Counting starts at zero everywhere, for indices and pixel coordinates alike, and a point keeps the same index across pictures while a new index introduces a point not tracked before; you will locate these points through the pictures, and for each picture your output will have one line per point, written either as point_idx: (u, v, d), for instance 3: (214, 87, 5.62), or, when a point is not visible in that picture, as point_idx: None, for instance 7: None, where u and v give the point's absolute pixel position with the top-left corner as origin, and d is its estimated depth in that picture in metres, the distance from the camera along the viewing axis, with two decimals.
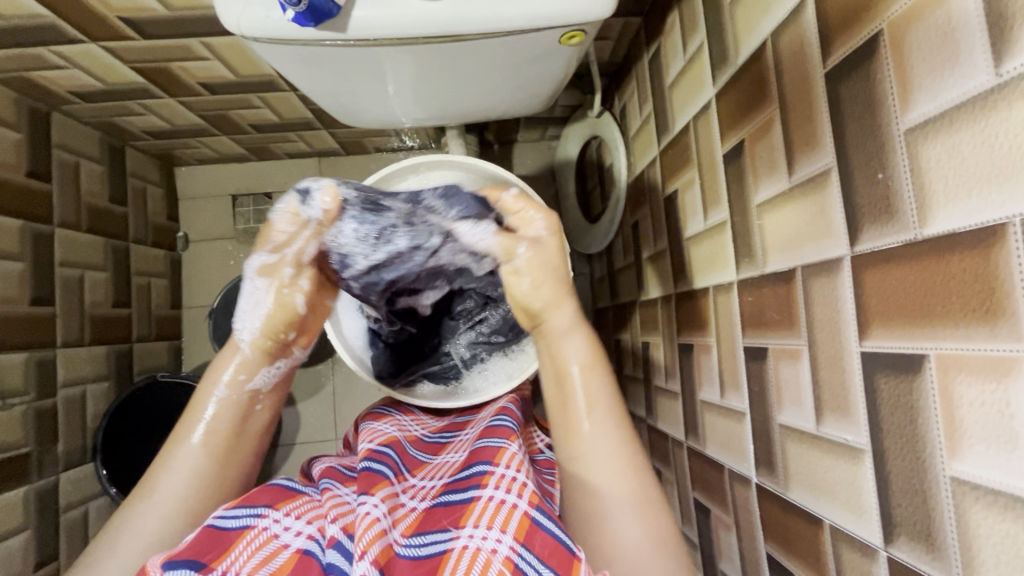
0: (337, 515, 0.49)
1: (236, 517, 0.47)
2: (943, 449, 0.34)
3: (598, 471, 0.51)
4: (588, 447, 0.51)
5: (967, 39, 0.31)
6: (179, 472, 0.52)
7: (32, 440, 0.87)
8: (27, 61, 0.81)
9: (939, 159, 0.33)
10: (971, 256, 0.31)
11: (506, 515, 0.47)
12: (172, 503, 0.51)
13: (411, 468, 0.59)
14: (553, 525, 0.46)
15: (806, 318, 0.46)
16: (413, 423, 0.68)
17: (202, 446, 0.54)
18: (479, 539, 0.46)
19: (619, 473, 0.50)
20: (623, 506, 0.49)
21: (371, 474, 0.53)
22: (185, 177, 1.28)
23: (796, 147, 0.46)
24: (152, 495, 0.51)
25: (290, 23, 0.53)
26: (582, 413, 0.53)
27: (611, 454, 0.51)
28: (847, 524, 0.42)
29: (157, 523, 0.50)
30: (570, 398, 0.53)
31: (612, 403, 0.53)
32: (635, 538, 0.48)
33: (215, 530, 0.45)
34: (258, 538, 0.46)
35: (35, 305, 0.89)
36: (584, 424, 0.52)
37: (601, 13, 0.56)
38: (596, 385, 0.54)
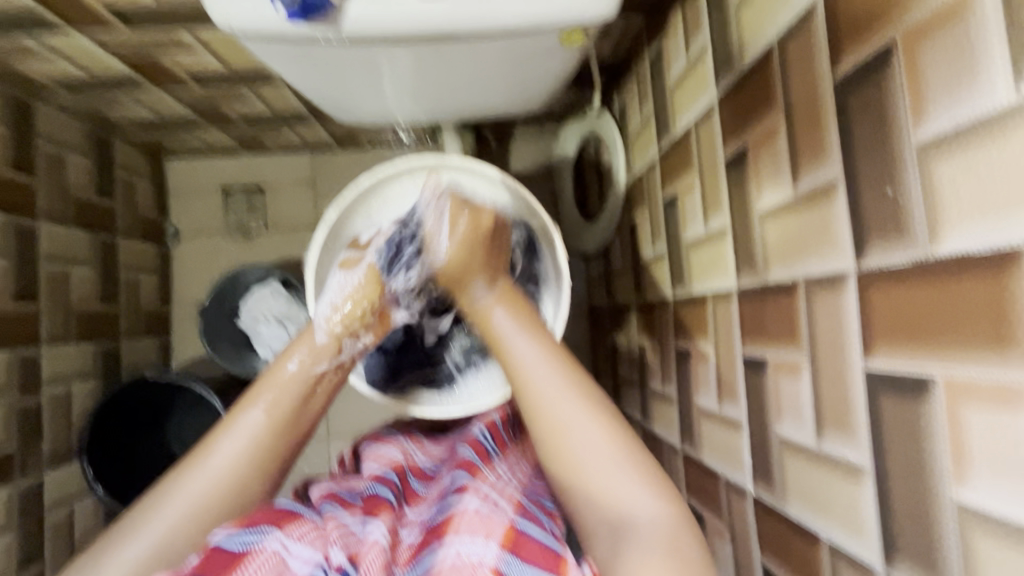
0: (344, 541, 0.47)
1: (243, 541, 0.46)
2: (950, 474, 0.33)
3: (546, 404, 0.51)
4: (531, 382, 0.52)
5: (987, 54, 0.29)
6: (243, 430, 0.53)
7: (15, 439, 0.85)
8: (9, 50, 0.78)
9: (952, 177, 0.32)
10: (984, 278, 0.30)
11: (490, 526, 0.47)
12: (219, 475, 0.52)
13: (410, 500, 0.59)
14: (536, 533, 0.48)
15: (808, 331, 0.45)
16: (416, 449, 0.68)
17: (265, 417, 0.54)
18: (464, 546, 0.45)
19: (572, 404, 0.50)
20: (581, 436, 0.49)
21: (374, 498, 0.56)
22: (175, 170, 1.25)
23: (802, 156, 0.45)
24: (204, 461, 0.52)
25: (283, 21, 0.52)
26: (520, 350, 0.54)
27: (554, 386, 0.51)
28: (845, 542, 0.42)
29: (198, 493, 0.51)
30: (504, 338, 0.55)
31: (545, 344, 0.54)
32: (593, 460, 0.48)
33: (220, 552, 0.45)
34: (266, 562, 0.45)
35: (19, 302, 0.87)
36: (519, 353, 0.54)
37: (606, 13, 0.54)
38: (519, 322, 0.55)
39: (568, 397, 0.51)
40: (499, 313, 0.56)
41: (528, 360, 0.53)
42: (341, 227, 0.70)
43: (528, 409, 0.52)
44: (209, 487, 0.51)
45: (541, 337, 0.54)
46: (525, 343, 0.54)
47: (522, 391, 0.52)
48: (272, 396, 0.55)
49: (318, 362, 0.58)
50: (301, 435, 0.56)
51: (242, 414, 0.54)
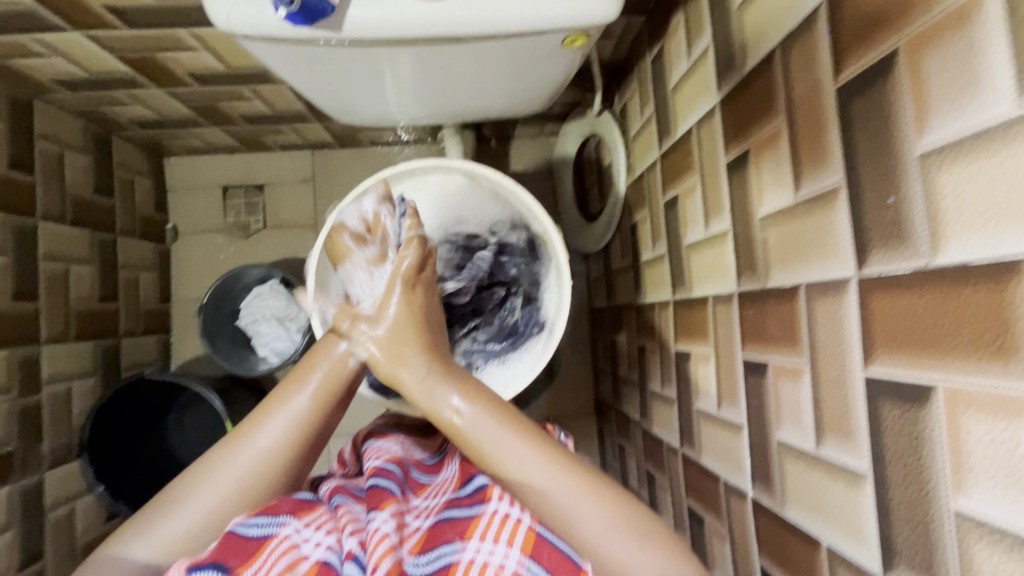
0: (353, 529, 0.48)
1: (258, 524, 0.46)
2: (948, 482, 0.33)
3: (540, 493, 0.47)
4: (517, 475, 0.48)
5: (990, 66, 0.29)
6: (287, 413, 0.52)
7: (15, 438, 0.85)
8: (8, 49, 0.78)
9: (954, 186, 0.32)
10: (985, 289, 0.30)
11: (512, 530, 0.47)
12: (261, 457, 0.51)
13: (415, 488, 0.58)
14: (558, 538, 0.47)
15: (809, 337, 0.45)
16: (415, 445, 0.67)
17: (311, 402, 0.53)
18: (485, 554, 0.46)
19: (565, 488, 0.47)
20: (583, 522, 0.45)
21: (378, 491, 0.53)
22: (174, 168, 1.25)
23: (803, 162, 0.45)
24: (247, 441, 0.51)
25: (283, 22, 0.51)
26: (493, 442, 0.49)
27: (541, 470, 0.47)
28: (844, 546, 0.42)
29: (241, 473, 0.50)
30: (472, 435, 0.50)
31: (517, 430, 0.49)
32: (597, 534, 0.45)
33: (237, 536, 0.45)
34: (280, 547, 0.45)
35: (18, 301, 0.87)
36: (488, 442, 0.49)
37: (608, 16, 0.54)
38: (485, 410, 0.51)
39: (559, 479, 0.47)
40: (458, 406, 0.51)
41: (503, 452, 0.48)
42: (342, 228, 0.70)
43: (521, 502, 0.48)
44: (252, 469, 0.51)
45: (510, 421, 0.50)
46: (497, 435, 0.49)
47: (507, 484, 0.48)
48: (321, 382, 0.54)
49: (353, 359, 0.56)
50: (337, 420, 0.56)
51: (286, 399, 0.53)
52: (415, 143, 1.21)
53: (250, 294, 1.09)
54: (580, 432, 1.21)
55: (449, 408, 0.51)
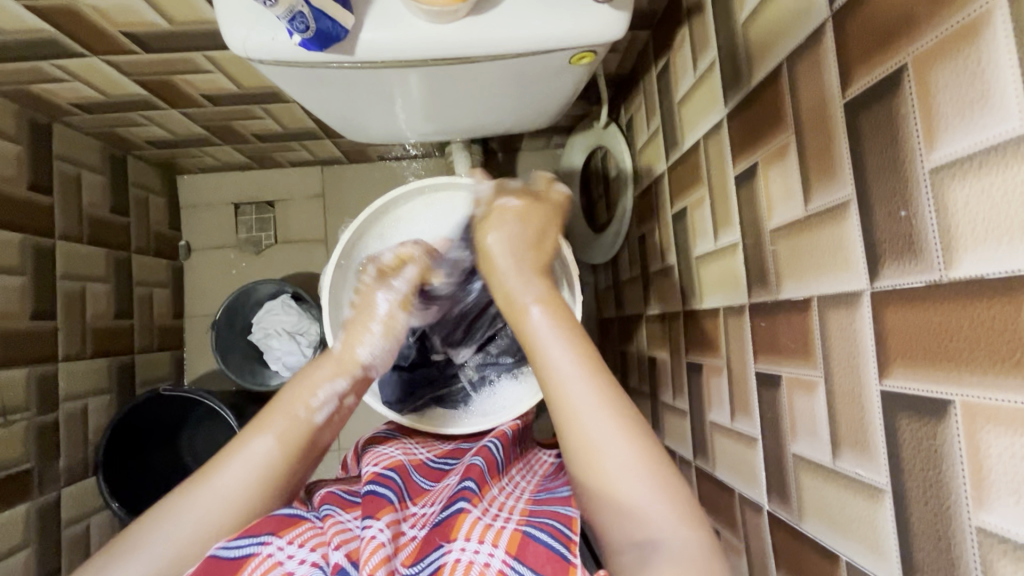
0: (340, 542, 0.48)
1: (238, 547, 0.47)
2: (969, 497, 0.33)
3: (576, 416, 0.49)
4: (557, 376, 0.51)
5: (997, 85, 0.30)
6: (248, 461, 0.52)
7: (33, 456, 0.86)
8: (28, 74, 0.80)
9: (966, 200, 0.32)
10: (1001, 302, 0.30)
11: (497, 532, 0.48)
12: (227, 500, 0.51)
13: (414, 495, 0.58)
14: (544, 536, 0.49)
15: (822, 349, 0.45)
16: (419, 446, 0.68)
17: (277, 444, 0.53)
18: (470, 552, 0.46)
19: (589, 394, 0.50)
20: (609, 447, 0.47)
21: (375, 498, 0.53)
22: (187, 186, 1.27)
23: (812, 175, 0.45)
24: (214, 484, 0.51)
25: (297, 47, 0.53)
26: (553, 341, 0.52)
27: (579, 378, 0.50)
28: (864, 561, 0.42)
29: (204, 518, 0.50)
30: (533, 331, 0.54)
31: (579, 344, 0.52)
32: (622, 477, 0.46)
33: (218, 561, 0.46)
34: (263, 565, 0.46)
35: (37, 319, 0.89)
36: (552, 358, 0.52)
37: (616, 34, 0.55)
38: (551, 325, 0.53)
39: (596, 401, 0.49)
40: (535, 306, 0.55)
41: (559, 362, 0.51)
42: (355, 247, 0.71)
43: (557, 415, 0.51)
44: (213, 514, 0.50)
45: (576, 338, 0.53)
46: (563, 344, 0.52)
47: (553, 400, 0.51)
48: (284, 426, 0.54)
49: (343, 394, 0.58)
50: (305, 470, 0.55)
51: (258, 436, 0.53)
52: (423, 157, 1.23)
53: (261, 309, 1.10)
54: None
55: (523, 306, 0.55)
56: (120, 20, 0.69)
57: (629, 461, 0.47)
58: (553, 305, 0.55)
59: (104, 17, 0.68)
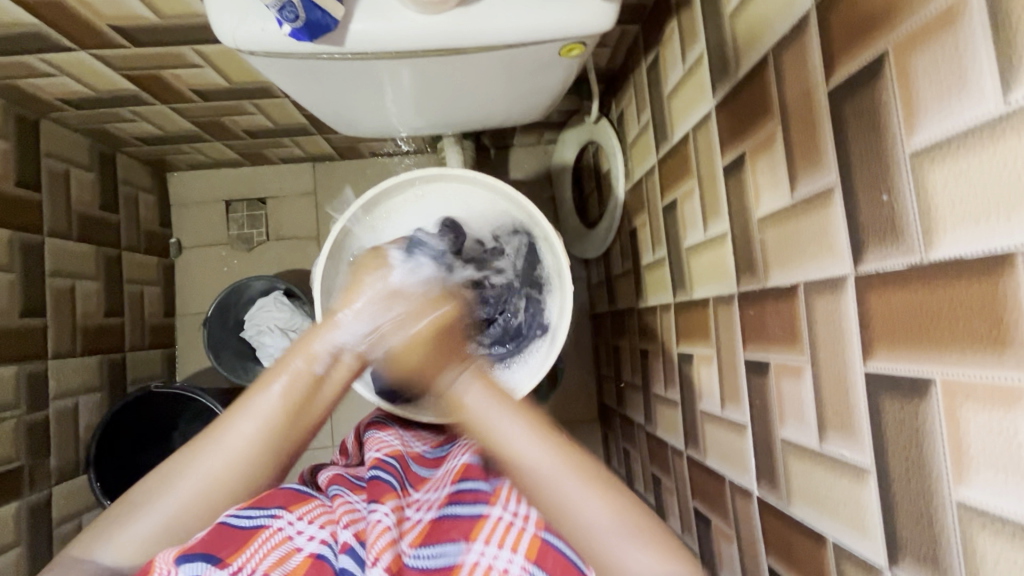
0: (349, 522, 0.51)
1: (250, 517, 0.49)
2: (950, 474, 0.34)
3: (538, 477, 0.49)
4: (513, 452, 0.50)
5: (973, 69, 0.30)
6: (250, 420, 0.51)
7: (23, 454, 0.86)
8: (15, 69, 0.79)
9: (945, 183, 0.33)
10: (979, 281, 0.31)
11: (517, 536, 0.50)
12: (231, 457, 0.50)
13: (414, 482, 0.62)
14: (561, 543, 0.50)
15: (808, 334, 0.46)
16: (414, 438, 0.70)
17: (279, 403, 0.52)
18: (491, 557, 0.48)
19: (545, 457, 0.50)
20: (579, 508, 0.47)
21: (378, 483, 0.56)
22: (177, 183, 1.26)
23: (798, 163, 0.46)
24: (217, 441, 0.51)
25: (287, 37, 0.52)
26: (506, 428, 0.52)
27: (529, 443, 0.50)
28: (850, 542, 0.42)
29: (208, 475, 0.50)
30: (472, 414, 0.54)
31: (522, 415, 0.53)
32: (599, 530, 0.47)
33: (228, 527, 0.48)
34: (273, 537, 0.49)
35: (26, 317, 0.88)
36: (502, 432, 0.52)
37: (605, 25, 0.55)
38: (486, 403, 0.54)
39: (559, 465, 0.49)
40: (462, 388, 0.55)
41: (512, 436, 0.51)
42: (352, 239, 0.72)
43: (520, 488, 0.51)
44: (215, 469, 0.50)
45: (515, 406, 0.53)
46: (512, 428, 0.51)
47: (513, 475, 0.51)
48: (286, 390, 0.53)
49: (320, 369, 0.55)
50: (309, 430, 0.54)
51: (264, 390, 0.53)
52: (415, 154, 1.22)
53: (254, 306, 1.10)
54: (585, 439, 1.21)
55: (459, 393, 0.55)
56: (108, 13, 0.68)
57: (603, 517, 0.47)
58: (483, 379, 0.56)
59: (91, 11, 0.68)
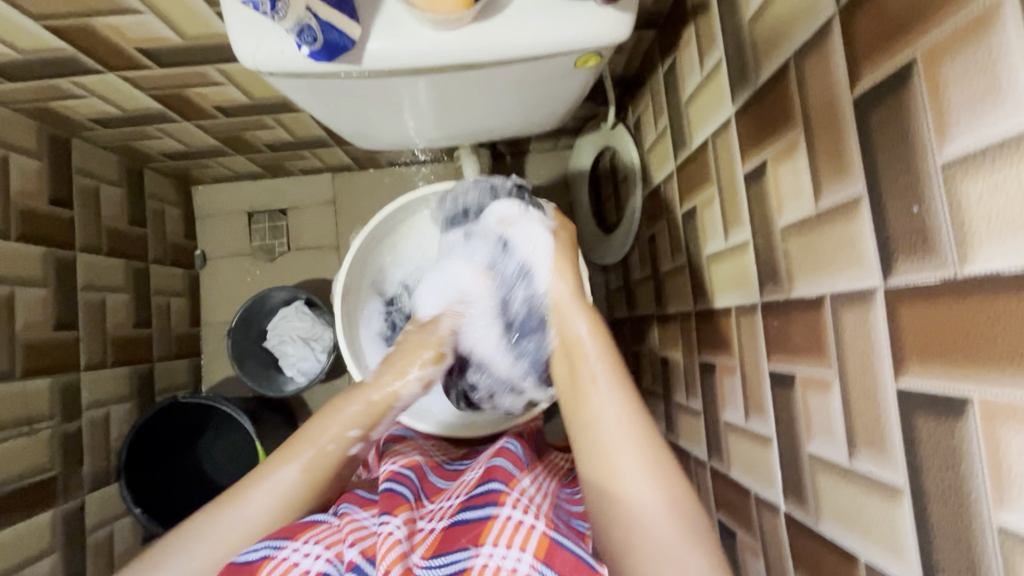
0: (355, 538, 0.54)
1: (254, 552, 0.53)
2: (988, 497, 0.32)
3: (612, 447, 0.54)
4: (601, 415, 0.56)
5: (1010, 78, 0.29)
6: (272, 489, 0.58)
7: (58, 463, 0.88)
8: (48, 92, 0.82)
9: (980, 195, 0.32)
10: (1018, 298, 0.30)
11: (525, 535, 0.50)
12: (245, 525, 0.57)
13: (430, 494, 0.63)
14: (571, 544, 0.51)
15: (836, 347, 0.45)
16: (434, 448, 0.74)
17: (300, 475, 0.59)
18: (499, 558, 0.49)
19: (625, 437, 0.54)
20: (639, 493, 0.51)
21: (392, 495, 0.58)
22: (201, 196, 1.29)
23: (822, 173, 0.45)
24: (237, 508, 0.58)
25: (305, 59, 0.53)
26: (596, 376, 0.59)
27: (620, 425, 0.55)
28: (884, 563, 0.41)
29: (224, 538, 0.57)
30: (580, 356, 0.61)
31: (621, 386, 0.58)
32: (651, 519, 0.50)
33: (236, 564, 0.52)
34: (279, 567, 0.52)
35: (60, 330, 0.91)
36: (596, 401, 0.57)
37: (622, 35, 0.55)
38: (603, 357, 0.60)
39: (631, 438, 0.54)
40: (585, 331, 0.62)
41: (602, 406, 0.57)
42: (362, 270, 0.77)
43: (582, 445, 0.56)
44: (233, 537, 0.57)
45: (617, 374, 0.59)
46: (602, 373, 0.59)
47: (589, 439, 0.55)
48: (309, 459, 0.60)
49: (348, 427, 0.61)
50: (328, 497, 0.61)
51: (280, 467, 0.59)
52: (432, 162, 1.23)
53: (276, 316, 1.12)
54: None
55: (579, 333, 0.62)
56: (135, 36, 0.70)
57: (641, 472, 0.52)
58: (604, 343, 0.61)
59: (118, 33, 0.70)
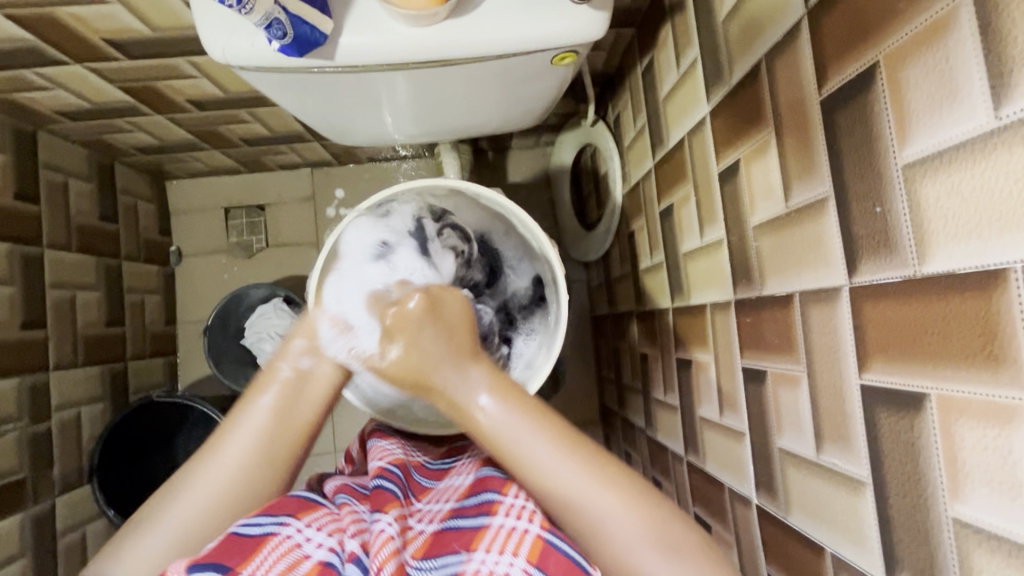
0: (356, 531, 0.51)
1: (259, 524, 0.49)
2: (945, 489, 0.34)
3: (572, 496, 0.49)
4: (545, 474, 0.50)
5: (964, 84, 0.30)
6: (249, 427, 0.55)
7: (27, 466, 0.86)
8: (12, 83, 0.80)
9: (938, 197, 0.32)
10: (973, 296, 0.31)
11: (519, 540, 0.48)
12: (233, 466, 0.53)
13: (418, 492, 0.63)
14: (566, 547, 0.48)
15: (804, 344, 0.45)
16: (417, 449, 0.72)
17: (273, 408, 0.56)
18: (491, 564, 0.47)
19: (584, 478, 0.49)
20: (617, 531, 0.48)
21: (382, 492, 0.57)
22: (176, 191, 1.27)
23: (792, 173, 0.46)
24: (218, 453, 0.54)
25: (276, 53, 0.52)
26: (522, 442, 0.50)
27: (573, 472, 0.50)
28: (849, 554, 0.42)
29: (207, 484, 0.53)
30: (495, 434, 0.51)
31: (553, 434, 0.51)
32: (636, 550, 0.47)
33: (238, 537, 0.48)
34: (281, 545, 0.48)
35: (27, 329, 0.89)
36: (536, 464, 0.50)
37: (597, 33, 0.55)
38: (515, 421, 0.51)
39: (589, 481, 0.49)
40: (486, 405, 0.52)
41: (543, 467, 0.50)
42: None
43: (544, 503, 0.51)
44: (218, 481, 0.53)
45: (542, 428, 0.51)
46: (525, 434, 0.51)
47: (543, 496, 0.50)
48: (281, 389, 0.57)
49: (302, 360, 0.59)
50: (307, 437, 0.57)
51: (252, 404, 0.56)
52: (413, 158, 1.22)
53: (254, 313, 1.10)
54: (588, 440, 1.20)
55: (477, 407, 0.52)
56: (101, 26, 0.68)
57: (611, 503, 0.49)
58: (514, 400, 0.52)
59: (84, 24, 0.68)
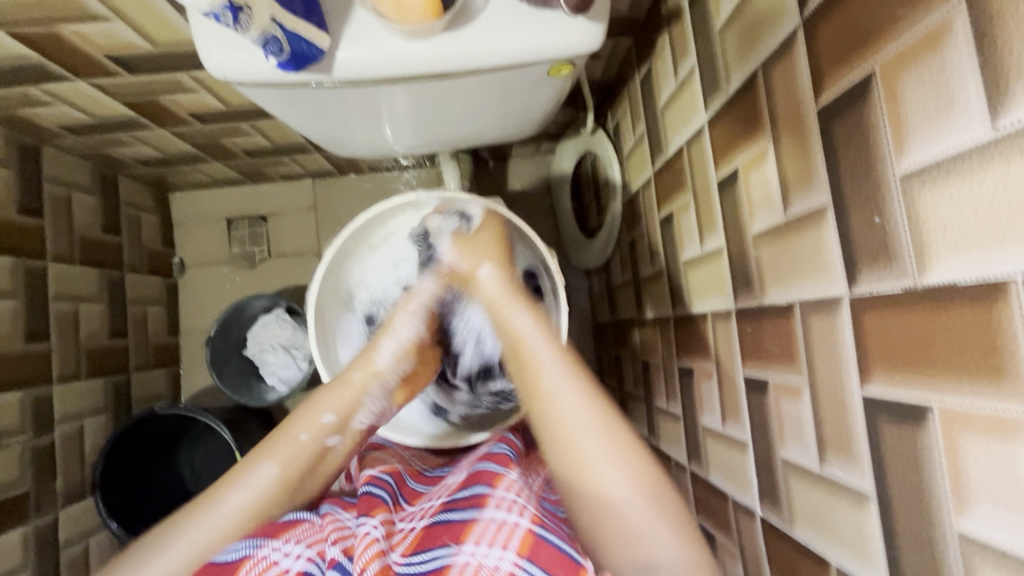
0: (337, 538, 0.54)
1: (234, 550, 0.52)
2: (950, 504, 0.33)
3: (575, 433, 0.52)
4: (558, 404, 0.54)
5: (960, 93, 0.30)
6: (250, 487, 0.57)
7: (30, 478, 0.86)
8: (17, 99, 0.81)
9: (936, 208, 0.32)
10: (973, 308, 0.30)
11: (508, 533, 0.50)
12: (223, 525, 0.55)
13: (411, 497, 0.64)
14: (554, 537, 0.51)
15: (806, 354, 0.45)
16: (416, 458, 0.73)
17: (278, 471, 0.58)
18: (479, 556, 0.49)
19: (589, 424, 0.53)
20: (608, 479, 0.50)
21: (370, 498, 0.59)
22: (179, 203, 1.27)
23: (791, 182, 0.45)
24: (214, 509, 0.56)
25: (273, 69, 0.53)
26: (546, 368, 0.56)
27: (579, 415, 0.53)
28: (854, 568, 0.41)
29: (199, 540, 0.54)
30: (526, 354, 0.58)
31: (575, 372, 0.56)
32: (624, 503, 0.49)
33: (216, 564, 0.52)
34: (259, 566, 0.51)
35: (30, 342, 0.89)
36: (554, 392, 0.55)
37: (594, 45, 0.55)
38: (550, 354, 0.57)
39: (595, 425, 0.53)
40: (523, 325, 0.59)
41: (559, 395, 0.55)
42: (334, 287, 0.75)
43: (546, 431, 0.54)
44: (208, 540, 0.54)
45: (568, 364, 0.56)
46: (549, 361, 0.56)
47: (551, 425, 0.54)
48: (288, 455, 0.59)
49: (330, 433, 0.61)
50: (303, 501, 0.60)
51: (258, 466, 0.58)
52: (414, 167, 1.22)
53: (256, 324, 1.10)
54: None
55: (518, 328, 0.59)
56: (104, 43, 0.69)
57: (608, 452, 0.51)
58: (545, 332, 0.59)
59: (86, 40, 0.68)
